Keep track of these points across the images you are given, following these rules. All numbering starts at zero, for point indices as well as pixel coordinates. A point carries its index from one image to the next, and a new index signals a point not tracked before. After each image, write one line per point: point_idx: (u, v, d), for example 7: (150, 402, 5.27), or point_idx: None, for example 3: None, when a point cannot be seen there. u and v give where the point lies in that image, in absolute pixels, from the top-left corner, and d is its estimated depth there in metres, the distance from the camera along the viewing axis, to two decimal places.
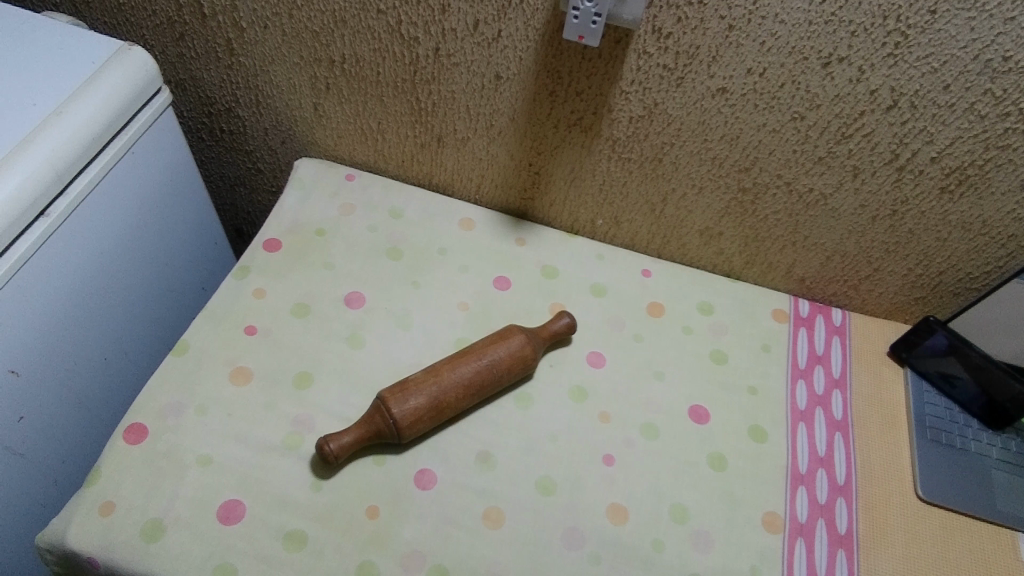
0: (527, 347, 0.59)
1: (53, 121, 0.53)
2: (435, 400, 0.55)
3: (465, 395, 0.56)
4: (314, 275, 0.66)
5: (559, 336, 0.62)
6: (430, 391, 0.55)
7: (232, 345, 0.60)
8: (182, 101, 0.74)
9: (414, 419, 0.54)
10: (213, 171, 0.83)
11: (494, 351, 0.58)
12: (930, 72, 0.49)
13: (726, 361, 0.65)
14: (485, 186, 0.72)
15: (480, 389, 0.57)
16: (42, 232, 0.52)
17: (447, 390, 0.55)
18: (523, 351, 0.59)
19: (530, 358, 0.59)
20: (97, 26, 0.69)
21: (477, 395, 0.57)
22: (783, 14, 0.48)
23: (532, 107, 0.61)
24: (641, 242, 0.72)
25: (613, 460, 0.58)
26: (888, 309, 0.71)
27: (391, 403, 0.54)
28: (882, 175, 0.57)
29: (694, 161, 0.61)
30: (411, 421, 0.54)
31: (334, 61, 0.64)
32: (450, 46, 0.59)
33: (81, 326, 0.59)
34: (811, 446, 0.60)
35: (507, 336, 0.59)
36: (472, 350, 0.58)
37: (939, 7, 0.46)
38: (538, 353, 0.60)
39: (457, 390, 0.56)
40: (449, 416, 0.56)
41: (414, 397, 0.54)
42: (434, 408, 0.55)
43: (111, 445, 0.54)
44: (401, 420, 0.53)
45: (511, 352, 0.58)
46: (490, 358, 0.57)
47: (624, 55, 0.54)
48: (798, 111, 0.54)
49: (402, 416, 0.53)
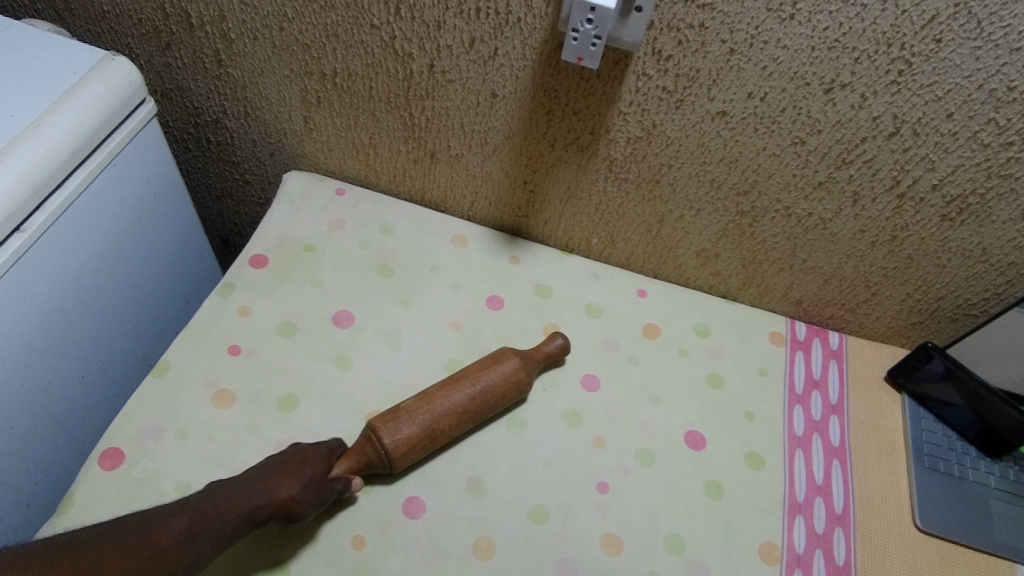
0: (521, 369, 0.58)
1: (31, 133, 0.51)
2: (428, 428, 0.53)
3: (459, 421, 0.55)
4: (302, 292, 0.64)
5: (551, 358, 0.61)
6: (422, 419, 0.53)
7: (214, 365, 0.58)
8: (169, 111, 0.72)
9: (407, 448, 0.52)
10: (199, 181, 0.81)
11: (487, 376, 0.56)
12: (934, 100, 0.48)
13: (721, 385, 0.64)
14: (478, 204, 0.71)
15: (475, 414, 0.55)
16: (17, 248, 0.50)
17: (439, 417, 0.54)
18: (517, 375, 0.57)
19: (524, 381, 0.58)
20: (81, 34, 0.67)
21: (472, 419, 0.55)
22: (785, 40, 0.48)
23: (528, 126, 0.60)
24: (636, 262, 0.71)
25: (608, 487, 0.56)
26: (885, 333, 0.70)
27: (381, 431, 0.52)
28: (883, 202, 0.56)
29: (691, 183, 0.60)
30: (403, 451, 0.52)
31: (325, 75, 0.62)
32: (445, 63, 0.57)
33: (58, 345, 0.57)
34: (808, 473, 0.59)
35: (501, 360, 0.58)
36: (466, 375, 0.57)
37: (944, 35, 0.45)
38: (531, 375, 0.58)
39: (451, 416, 0.54)
40: (442, 443, 0.55)
41: (406, 426, 0.52)
42: (427, 435, 0.53)
43: (85, 471, 0.51)
44: (393, 451, 0.51)
45: (504, 374, 0.57)
46: (485, 383, 0.56)
47: (623, 76, 0.53)
48: (798, 136, 0.54)
49: (394, 446, 0.51)
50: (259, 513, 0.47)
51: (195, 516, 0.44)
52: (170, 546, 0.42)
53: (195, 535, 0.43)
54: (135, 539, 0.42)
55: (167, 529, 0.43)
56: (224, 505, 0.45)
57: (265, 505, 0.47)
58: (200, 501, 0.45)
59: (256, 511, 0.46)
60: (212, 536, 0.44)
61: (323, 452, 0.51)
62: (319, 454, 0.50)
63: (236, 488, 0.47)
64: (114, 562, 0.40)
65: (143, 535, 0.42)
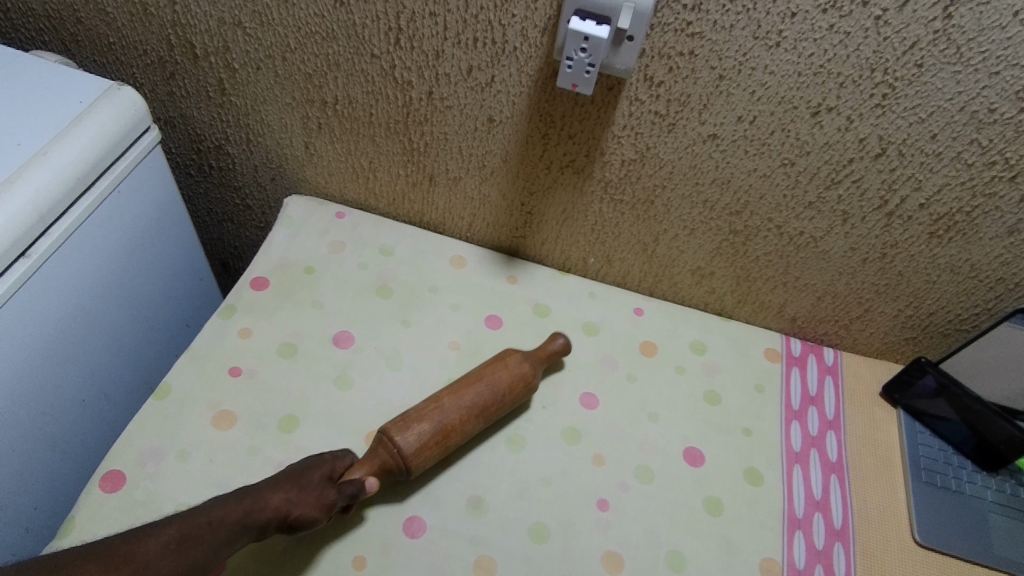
0: (528, 368, 0.59)
1: (37, 161, 0.52)
2: (440, 424, 0.54)
3: (471, 419, 0.55)
4: (303, 314, 0.65)
5: (554, 357, 0.62)
6: (433, 416, 0.54)
7: (215, 387, 0.59)
8: (171, 138, 0.73)
9: (420, 448, 0.52)
10: (201, 206, 0.82)
11: (493, 373, 0.57)
12: (917, 122, 0.50)
13: (719, 401, 0.65)
14: (476, 225, 0.72)
15: (487, 409, 0.56)
16: (22, 273, 0.50)
17: (450, 414, 0.54)
18: (524, 371, 0.58)
19: (531, 378, 0.59)
20: (87, 64, 0.68)
21: (483, 417, 0.56)
22: (772, 66, 0.49)
23: (525, 149, 0.61)
24: (633, 281, 0.72)
25: (608, 504, 0.56)
26: (879, 349, 0.71)
27: (394, 433, 0.52)
28: (872, 220, 0.58)
29: (685, 203, 0.62)
30: (417, 449, 0.52)
31: (326, 102, 0.64)
32: (443, 90, 0.59)
33: (59, 369, 0.58)
34: (807, 488, 0.60)
35: (507, 357, 0.59)
36: (473, 374, 0.58)
37: (925, 60, 0.46)
38: (538, 373, 0.60)
39: (462, 412, 0.55)
40: (456, 443, 0.55)
41: (417, 424, 0.53)
42: (440, 435, 0.53)
43: (87, 493, 0.52)
44: (406, 450, 0.51)
45: (512, 374, 0.58)
46: (492, 378, 0.57)
47: (617, 102, 0.54)
48: (788, 157, 0.55)
49: (406, 444, 0.52)
50: (257, 519, 0.46)
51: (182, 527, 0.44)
52: (158, 556, 0.42)
53: (185, 544, 0.43)
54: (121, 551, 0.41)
55: (154, 540, 0.42)
56: (215, 514, 0.45)
57: (261, 510, 0.47)
58: (190, 512, 0.45)
59: (250, 528, 0.46)
60: (203, 544, 0.44)
61: (328, 463, 0.51)
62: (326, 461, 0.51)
63: (229, 502, 0.47)
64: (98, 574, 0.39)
65: (127, 548, 0.41)
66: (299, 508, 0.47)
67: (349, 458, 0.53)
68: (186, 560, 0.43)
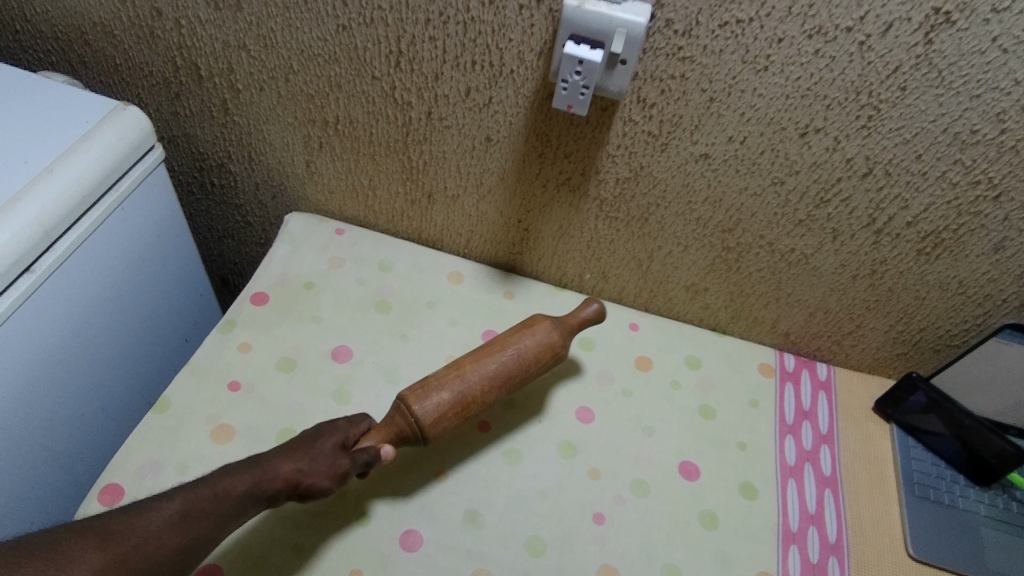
0: (554, 335, 0.58)
1: (44, 178, 0.53)
2: (460, 395, 0.53)
3: (492, 389, 0.55)
4: (301, 329, 0.66)
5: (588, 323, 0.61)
6: (454, 385, 0.53)
7: (215, 401, 0.59)
8: (174, 156, 0.75)
9: (438, 417, 0.52)
10: (201, 223, 0.83)
11: (519, 340, 0.57)
12: (903, 143, 0.51)
13: (714, 416, 0.65)
14: (473, 241, 0.73)
15: (509, 378, 0.56)
16: (26, 288, 0.51)
17: (471, 383, 0.54)
18: (550, 340, 0.58)
19: (558, 347, 0.58)
20: (93, 85, 0.69)
21: (505, 386, 0.56)
22: (761, 89, 0.51)
23: (521, 168, 0.63)
24: (628, 296, 0.73)
25: (604, 518, 0.57)
26: (871, 364, 0.72)
27: (412, 402, 0.52)
28: (861, 237, 0.59)
29: (678, 221, 0.63)
30: (434, 419, 0.52)
31: (328, 122, 0.65)
32: (442, 111, 0.60)
33: (60, 383, 0.58)
34: (801, 502, 0.60)
35: (534, 324, 0.59)
36: (498, 341, 0.57)
37: (908, 84, 0.48)
38: (566, 341, 0.59)
39: (484, 381, 0.54)
40: (475, 413, 0.55)
41: (436, 393, 0.53)
42: (459, 405, 0.53)
43: (85, 507, 0.52)
44: (423, 419, 0.52)
45: (538, 342, 0.57)
46: (517, 347, 0.57)
47: (611, 122, 0.56)
48: (778, 177, 0.56)
49: (424, 414, 0.52)
50: None
51: (187, 499, 0.44)
52: (162, 528, 0.42)
53: (189, 518, 0.43)
54: (120, 527, 0.41)
55: (158, 514, 0.43)
56: (221, 486, 0.46)
57: (271, 480, 0.48)
58: (196, 484, 0.45)
59: None
60: (210, 517, 0.44)
61: (341, 433, 0.52)
62: (340, 429, 0.52)
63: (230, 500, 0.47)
64: (91, 555, 0.39)
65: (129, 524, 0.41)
66: (310, 478, 0.49)
67: (364, 424, 0.54)
68: (189, 534, 0.43)
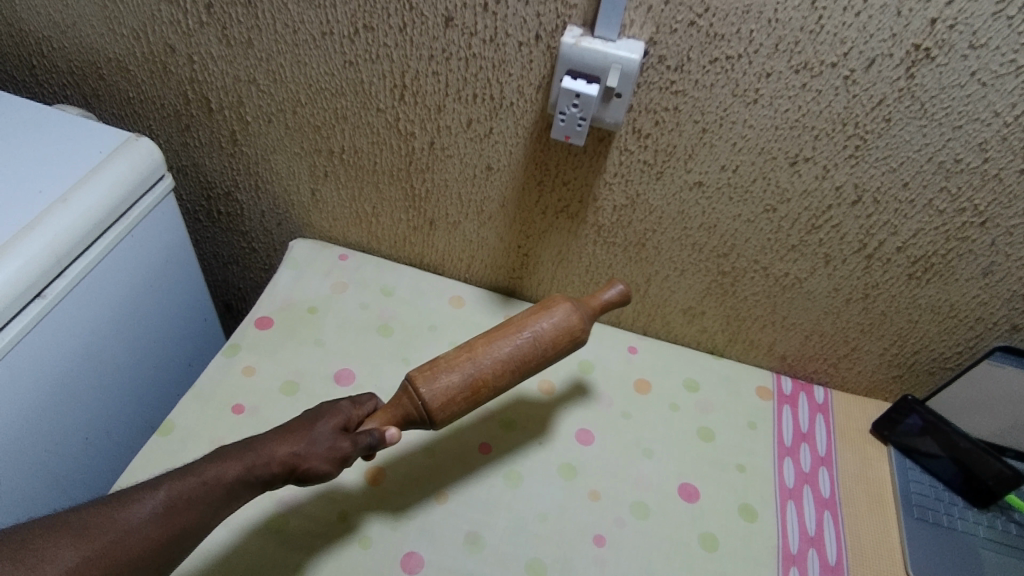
0: (574, 318, 0.56)
1: (58, 208, 0.54)
2: (470, 377, 0.52)
3: (503, 373, 0.53)
4: (305, 352, 0.67)
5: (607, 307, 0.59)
6: (465, 367, 0.52)
7: (219, 424, 0.60)
8: (183, 185, 0.77)
9: (446, 400, 0.51)
10: (207, 249, 0.85)
11: (536, 322, 0.55)
12: (890, 171, 0.53)
13: (713, 438, 0.66)
14: (474, 266, 0.74)
15: (523, 361, 0.54)
16: (37, 312, 0.53)
17: (483, 366, 0.52)
18: (570, 323, 0.55)
19: (578, 332, 0.56)
20: (106, 116, 0.72)
21: (518, 370, 0.53)
22: (751, 120, 0.53)
23: (521, 196, 0.65)
24: (627, 320, 0.74)
25: (604, 540, 0.57)
26: (868, 387, 0.72)
27: (419, 384, 0.51)
28: (853, 262, 0.60)
29: (674, 246, 0.64)
30: (441, 402, 0.51)
31: (333, 152, 0.67)
32: (444, 141, 0.62)
33: (67, 407, 0.59)
34: (801, 524, 0.61)
35: (552, 305, 0.56)
36: (512, 324, 0.55)
37: (893, 115, 0.50)
38: (585, 326, 0.56)
39: (496, 364, 0.53)
40: (485, 397, 0.53)
41: (446, 375, 0.51)
42: (468, 388, 0.52)
43: None
44: (430, 402, 0.50)
45: (556, 325, 0.55)
46: (533, 330, 0.54)
47: (607, 152, 0.58)
48: (770, 204, 0.58)
49: (431, 397, 0.50)
50: None
51: (172, 489, 0.45)
52: (143, 520, 0.42)
53: (173, 509, 0.44)
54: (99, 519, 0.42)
55: (141, 504, 0.43)
56: (208, 474, 0.46)
57: (265, 474, 0.48)
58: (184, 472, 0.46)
59: None
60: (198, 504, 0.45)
61: (344, 414, 0.52)
62: (342, 410, 0.52)
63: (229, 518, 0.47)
64: (75, 551, 0.40)
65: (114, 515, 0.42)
66: (309, 462, 0.49)
67: (369, 404, 0.54)
68: (176, 525, 0.44)
